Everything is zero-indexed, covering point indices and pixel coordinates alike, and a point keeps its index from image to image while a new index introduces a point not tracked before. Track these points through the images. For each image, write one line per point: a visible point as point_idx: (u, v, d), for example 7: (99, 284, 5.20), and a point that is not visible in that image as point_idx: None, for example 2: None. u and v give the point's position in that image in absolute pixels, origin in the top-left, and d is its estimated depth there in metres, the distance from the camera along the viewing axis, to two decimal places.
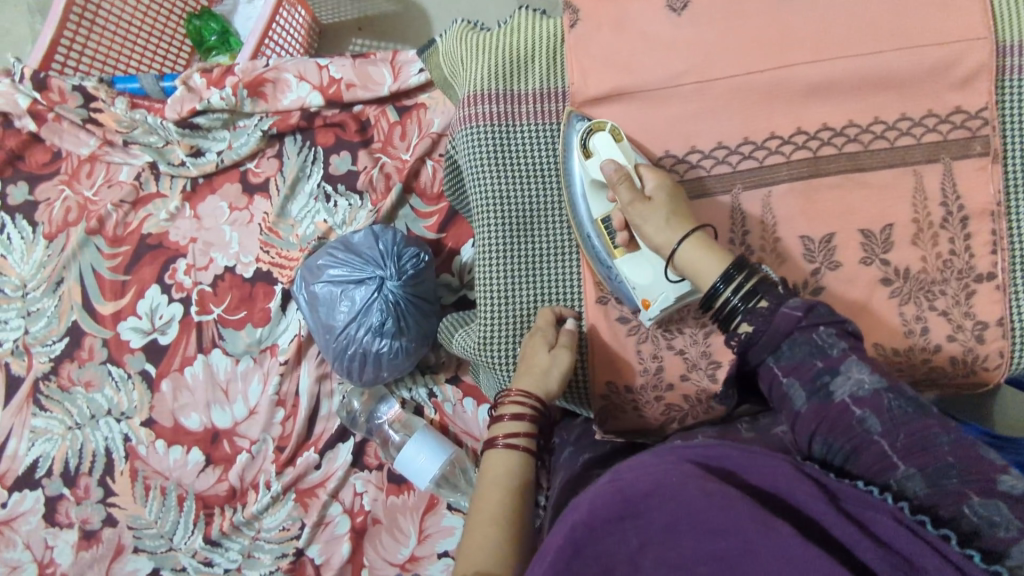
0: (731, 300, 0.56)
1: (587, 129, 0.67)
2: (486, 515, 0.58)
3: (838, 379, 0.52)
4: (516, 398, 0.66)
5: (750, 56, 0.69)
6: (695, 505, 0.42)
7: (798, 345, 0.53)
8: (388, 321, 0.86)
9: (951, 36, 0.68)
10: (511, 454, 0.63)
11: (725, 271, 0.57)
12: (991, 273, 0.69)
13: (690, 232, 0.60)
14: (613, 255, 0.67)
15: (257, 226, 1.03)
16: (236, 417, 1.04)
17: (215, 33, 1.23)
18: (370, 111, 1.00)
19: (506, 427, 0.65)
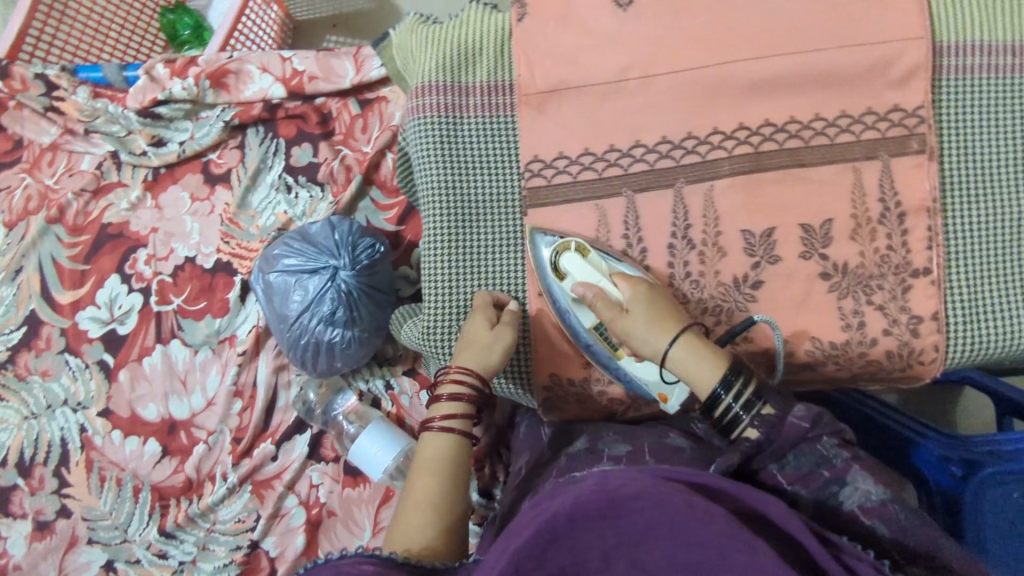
0: (731, 407, 0.61)
1: (554, 251, 0.69)
2: (420, 498, 0.62)
3: (845, 489, 0.57)
4: (454, 377, 0.68)
5: (693, 52, 0.70)
6: (680, 517, 0.47)
7: (804, 456, 0.59)
8: (340, 310, 0.86)
9: (889, 35, 0.69)
10: (444, 436, 0.66)
11: (721, 377, 0.62)
12: (928, 269, 0.70)
13: (674, 341, 0.64)
14: (616, 358, 0.69)
15: (218, 217, 1.04)
16: (194, 408, 1.04)
17: (188, 27, 1.24)
18: (332, 104, 1.01)
19: (445, 408, 0.67)
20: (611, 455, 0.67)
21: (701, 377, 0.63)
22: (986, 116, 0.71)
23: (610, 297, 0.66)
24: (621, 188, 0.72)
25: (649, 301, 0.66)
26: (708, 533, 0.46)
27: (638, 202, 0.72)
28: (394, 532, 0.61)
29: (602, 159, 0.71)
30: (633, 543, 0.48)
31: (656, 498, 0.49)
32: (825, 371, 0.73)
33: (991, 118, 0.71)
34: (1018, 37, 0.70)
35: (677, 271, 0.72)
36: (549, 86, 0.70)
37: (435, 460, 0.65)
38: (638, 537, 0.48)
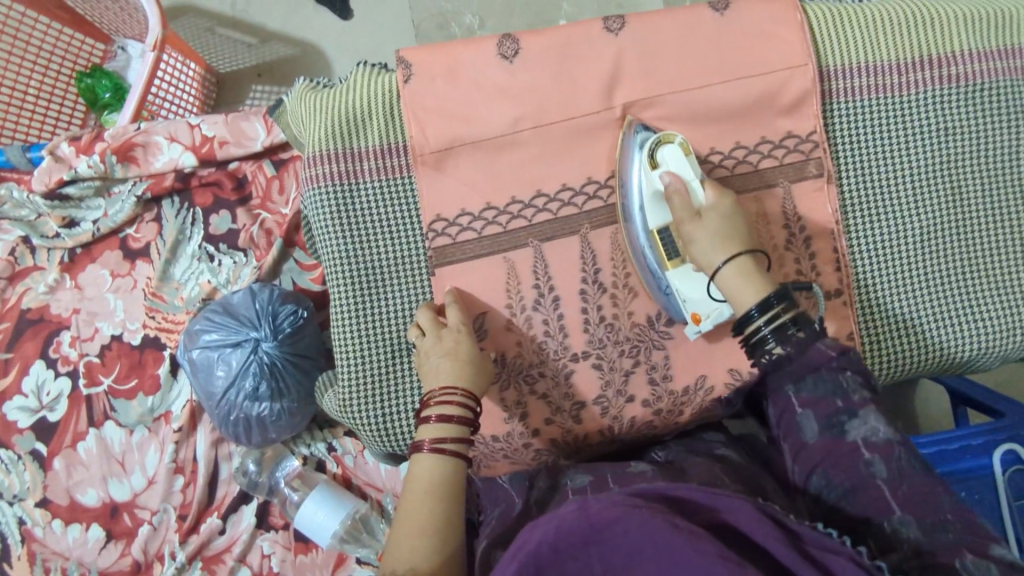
0: (762, 329, 0.60)
1: (656, 139, 0.66)
2: (418, 528, 0.59)
3: (854, 420, 0.59)
4: (441, 397, 0.63)
5: (584, 99, 0.70)
6: (659, 537, 0.43)
7: (822, 382, 0.61)
8: (262, 384, 0.85)
9: (774, 66, 0.70)
10: (440, 460, 0.62)
11: (765, 299, 0.60)
12: (839, 291, 0.71)
13: (736, 257, 0.62)
14: (665, 266, 0.66)
15: (141, 291, 1.02)
16: (135, 488, 1.00)
17: (108, 90, 1.19)
18: (246, 167, 1.00)
19: (432, 430, 0.63)
20: (575, 487, 0.63)
21: (750, 295, 0.61)
22: (878, 135, 0.72)
23: (690, 198, 0.64)
24: (527, 240, 0.71)
25: (730, 214, 0.64)
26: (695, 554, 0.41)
27: (546, 252, 0.71)
28: (389, 557, 0.58)
29: (505, 213, 0.70)
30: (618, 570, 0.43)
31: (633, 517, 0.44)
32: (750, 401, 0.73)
33: (884, 136, 0.72)
34: (901, 56, 0.71)
35: (591, 317, 0.71)
36: (443, 143, 0.69)
37: (429, 486, 0.61)
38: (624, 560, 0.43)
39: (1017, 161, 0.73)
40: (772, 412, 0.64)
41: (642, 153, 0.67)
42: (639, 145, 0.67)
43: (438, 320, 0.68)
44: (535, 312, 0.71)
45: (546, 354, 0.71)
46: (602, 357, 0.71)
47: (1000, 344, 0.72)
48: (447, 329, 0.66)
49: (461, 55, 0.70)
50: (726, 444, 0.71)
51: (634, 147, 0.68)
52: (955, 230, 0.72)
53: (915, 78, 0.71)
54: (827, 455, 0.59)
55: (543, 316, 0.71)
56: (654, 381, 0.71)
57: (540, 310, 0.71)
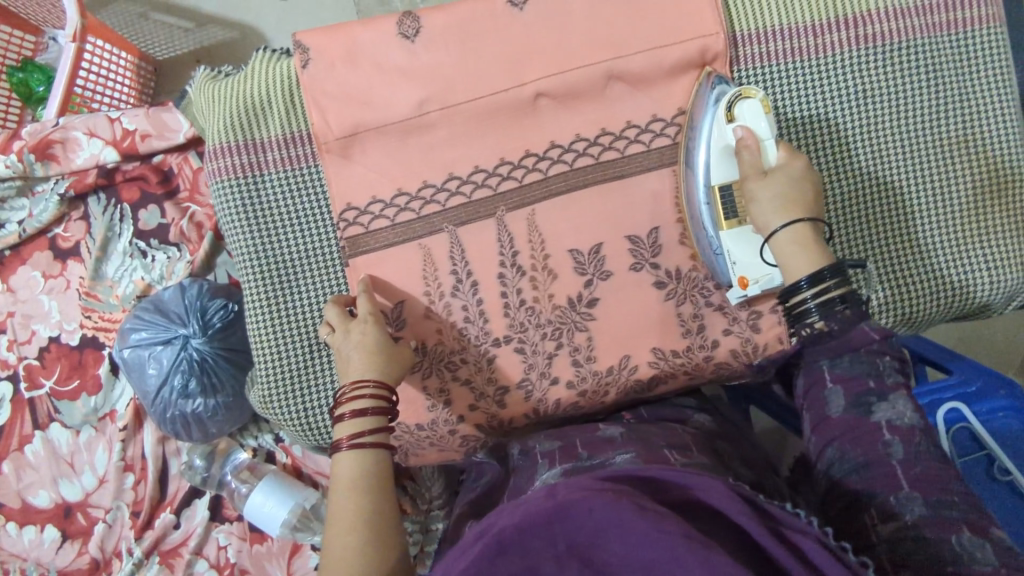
0: (807, 300, 0.60)
1: (736, 93, 0.64)
2: (336, 528, 0.56)
3: (882, 403, 0.57)
4: (352, 393, 0.61)
5: (492, 77, 0.68)
6: (625, 517, 0.40)
7: (859, 362, 0.59)
8: (192, 381, 0.84)
9: (685, 34, 0.68)
10: (356, 455, 0.60)
11: (818, 271, 0.60)
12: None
13: (795, 223, 0.62)
14: (720, 226, 0.66)
15: (75, 291, 1.00)
16: (87, 488, 1.00)
17: (42, 83, 1.16)
18: (172, 160, 0.97)
19: (348, 428, 0.61)
20: (543, 452, 0.63)
21: (803, 263, 0.61)
22: (796, 100, 0.71)
23: (761, 156, 0.63)
24: (442, 225, 0.69)
25: (802, 178, 0.63)
26: (658, 533, 0.39)
27: (462, 235, 0.69)
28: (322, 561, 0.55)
29: (418, 198, 0.68)
30: (583, 548, 0.41)
31: (599, 497, 0.42)
32: (677, 382, 0.73)
33: (800, 101, 0.70)
34: (816, 18, 0.70)
35: (511, 300, 0.70)
36: (347, 128, 0.67)
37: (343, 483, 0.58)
38: (589, 540, 0.41)
39: (940, 119, 0.71)
40: (800, 385, 0.63)
41: (719, 107, 0.66)
42: (713, 103, 0.67)
43: (346, 313, 0.67)
44: (454, 297, 0.69)
45: (466, 339, 0.70)
46: (523, 338, 0.70)
47: (922, 307, 0.71)
48: (355, 322, 0.65)
49: (361, 36, 0.67)
50: (698, 409, 0.72)
51: (709, 96, 0.67)
52: (875, 193, 0.71)
53: (831, 40, 0.70)
54: (848, 431, 0.57)
55: (463, 301, 0.70)
56: (578, 362, 0.71)
57: (459, 296, 0.69)
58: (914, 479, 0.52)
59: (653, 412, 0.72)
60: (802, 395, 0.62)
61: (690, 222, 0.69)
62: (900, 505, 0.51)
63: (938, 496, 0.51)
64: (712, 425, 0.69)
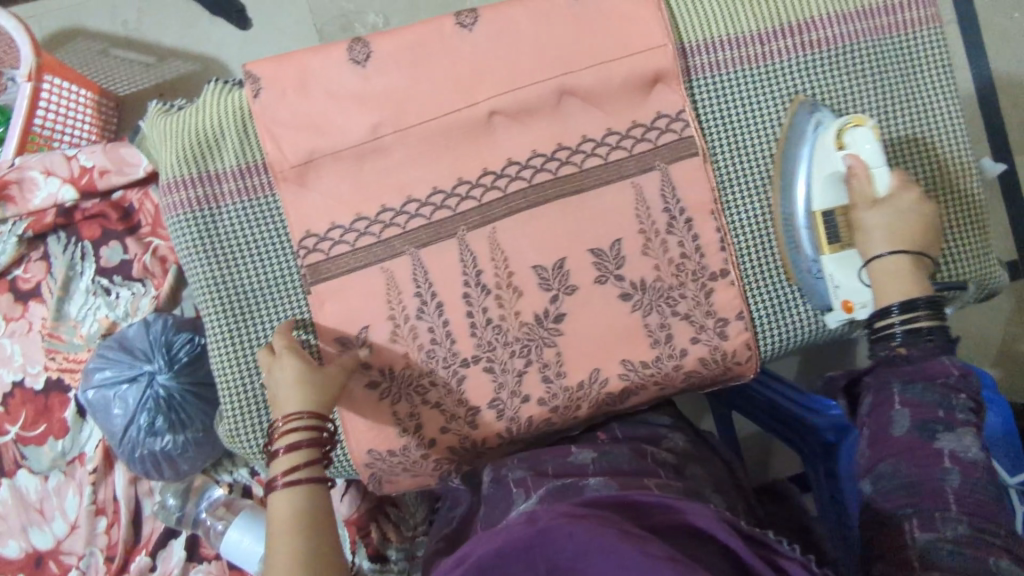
0: (894, 324, 0.62)
1: (847, 120, 0.65)
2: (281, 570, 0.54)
3: (948, 433, 0.57)
4: (284, 428, 0.61)
5: (445, 98, 0.68)
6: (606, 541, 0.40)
7: (930, 390, 0.59)
8: (159, 419, 0.82)
9: (634, 47, 0.69)
10: (294, 492, 0.59)
11: (915, 299, 0.62)
12: (725, 270, 0.70)
13: (900, 251, 0.63)
14: (821, 251, 0.68)
15: (38, 333, 0.98)
16: (57, 535, 0.97)
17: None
18: (132, 195, 0.96)
19: (283, 464, 0.61)
20: (515, 478, 0.60)
21: (896, 291, 0.63)
22: (747, 106, 0.71)
23: (869, 184, 0.64)
24: (403, 247, 0.68)
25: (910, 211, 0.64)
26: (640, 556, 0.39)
27: (424, 257, 0.68)
28: None
29: (377, 222, 0.68)
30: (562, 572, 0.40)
31: (582, 522, 0.41)
32: (648, 393, 0.72)
33: (751, 107, 0.71)
34: (760, 26, 0.71)
35: (477, 319, 0.69)
36: (301, 155, 0.67)
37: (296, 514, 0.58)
38: (569, 565, 0.40)
39: (891, 118, 0.72)
40: (866, 403, 0.62)
41: (827, 132, 0.67)
42: (813, 130, 0.68)
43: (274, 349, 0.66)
44: (420, 319, 0.69)
45: (433, 362, 0.69)
46: (491, 356, 0.69)
47: None
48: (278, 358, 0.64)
49: (312, 63, 0.67)
50: (671, 426, 0.72)
51: (805, 123, 0.69)
52: None
53: (777, 47, 0.71)
54: (906, 452, 0.58)
55: (429, 323, 0.69)
56: (548, 379, 0.70)
57: (425, 318, 0.69)
58: (964, 506, 0.54)
59: (628, 430, 0.71)
60: (864, 414, 0.62)
61: (784, 245, 0.71)
62: (943, 522, 0.53)
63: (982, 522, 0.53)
64: (686, 446, 0.68)
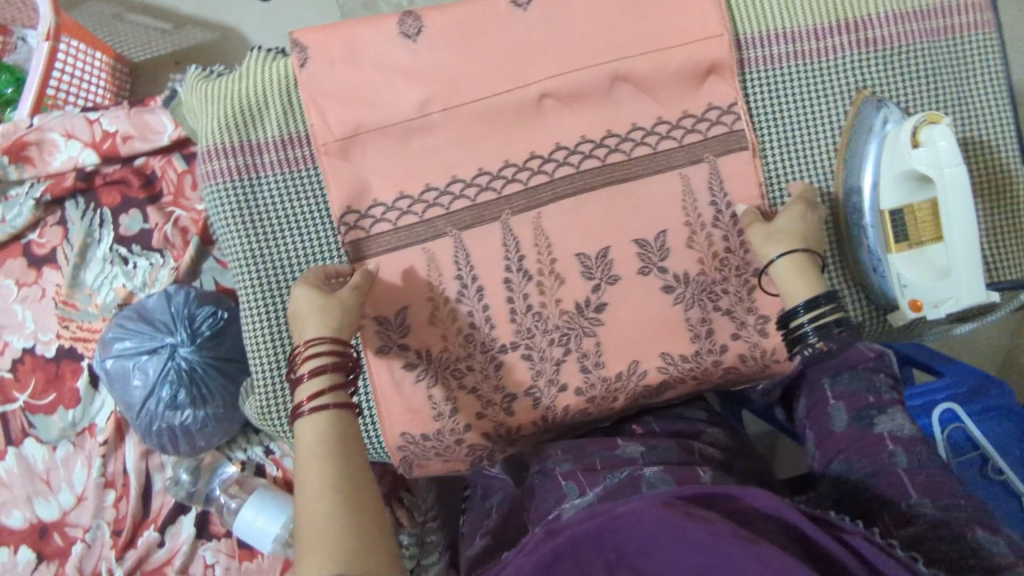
0: (804, 325, 0.63)
1: (923, 117, 0.62)
2: (313, 490, 0.51)
3: (882, 416, 0.63)
4: (305, 353, 0.59)
5: (496, 77, 0.66)
6: (674, 524, 0.41)
7: (857, 377, 0.66)
8: (181, 392, 0.80)
9: (690, 35, 0.67)
10: (319, 418, 0.56)
11: (814, 298, 0.63)
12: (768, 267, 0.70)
13: (794, 253, 0.64)
14: (888, 250, 0.66)
15: (51, 300, 0.95)
16: (64, 506, 0.95)
17: (10, 84, 1.11)
18: (155, 163, 0.94)
19: (308, 389, 0.58)
20: (562, 472, 0.64)
21: (802, 291, 0.64)
22: (801, 103, 0.70)
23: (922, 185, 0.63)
24: (446, 228, 0.67)
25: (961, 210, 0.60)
26: (711, 536, 0.39)
27: (466, 241, 0.67)
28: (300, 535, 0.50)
29: (420, 202, 0.66)
30: (634, 558, 0.42)
31: (645, 507, 0.42)
32: (683, 386, 0.72)
33: (805, 103, 0.70)
34: (815, 22, 0.70)
35: (517, 305, 0.68)
36: (345, 129, 0.65)
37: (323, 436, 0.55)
38: (638, 550, 0.42)
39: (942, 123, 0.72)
40: (804, 405, 0.68)
41: (903, 129, 0.64)
42: (881, 127, 0.67)
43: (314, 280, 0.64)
44: (460, 302, 0.67)
45: (472, 346, 0.68)
46: (530, 343, 0.68)
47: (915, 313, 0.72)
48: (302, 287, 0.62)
49: (361, 35, 0.65)
50: (707, 422, 0.73)
51: (872, 119, 0.68)
52: None
53: (829, 44, 0.70)
54: (852, 444, 0.62)
55: (469, 307, 0.68)
56: (586, 368, 0.69)
57: (465, 301, 0.67)
58: (921, 487, 0.56)
59: (664, 425, 0.72)
60: (805, 417, 0.68)
61: (848, 242, 0.71)
62: (912, 509, 0.54)
63: (947, 501, 0.54)
64: (727, 442, 0.71)
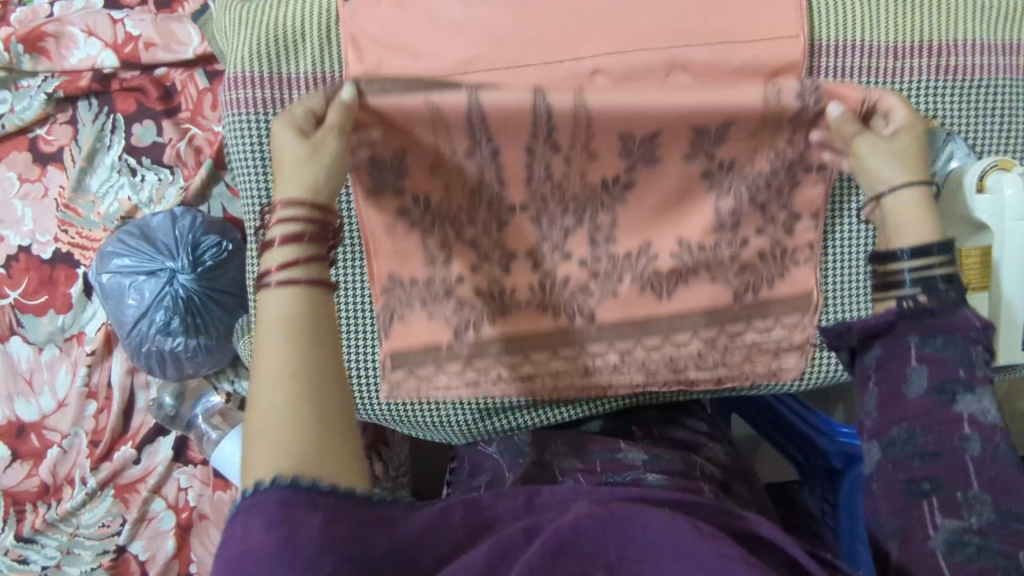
0: (904, 271, 0.51)
1: (994, 162, 0.62)
2: (268, 374, 0.40)
3: (968, 395, 0.49)
4: (282, 214, 0.46)
5: (550, 44, 0.62)
6: (683, 538, 0.39)
7: (953, 343, 0.50)
8: (175, 319, 0.78)
9: (762, 32, 0.63)
10: (291, 292, 0.42)
11: (926, 244, 0.51)
12: (824, 165, 0.61)
13: (912, 184, 0.53)
14: None
15: (53, 201, 0.92)
16: (44, 409, 0.94)
17: None
18: (176, 75, 0.90)
19: (279, 256, 0.44)
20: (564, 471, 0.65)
21: (910, 234, 0.52)
22: None
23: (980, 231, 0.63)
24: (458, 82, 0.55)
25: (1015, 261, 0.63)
26: (717, 555, 0.38)
27: (485, 103, 0.56)
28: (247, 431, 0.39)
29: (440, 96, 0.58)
30: (632, 563, 0.39)
31: (656, 515, 0.41)
32: (700, 284, 0.65)
33: None
34: (895, 39, 0.65)
35: (536, 173, 0.60)
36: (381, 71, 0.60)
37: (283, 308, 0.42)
38: (637, 555, 0.40)
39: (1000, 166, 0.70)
40: (873, 355, 0.52)
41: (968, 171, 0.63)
42: (944, 163, 0.65)
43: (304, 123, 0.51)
44: (468, 159, 0.59)
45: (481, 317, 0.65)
46: (546, 236, 0.64)
47: None
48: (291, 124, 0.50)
49: None
50: (706, 434, 0.74)
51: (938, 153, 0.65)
52: None
53: (907, 65, 0.66)
54: (925, 416, 0.49)
55: (478, 164, 0.60)
56: (595, 243, 0.64)
57: (474, 158, 0.59)
58: (984, 481, 0.48)
59: (665, 432, 0.72)
60: (873, 368, 0.52)
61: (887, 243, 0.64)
62: (965, 504, 0.47)
63: (1009, 506, 0.47)
64: (724, 460, 0.71)
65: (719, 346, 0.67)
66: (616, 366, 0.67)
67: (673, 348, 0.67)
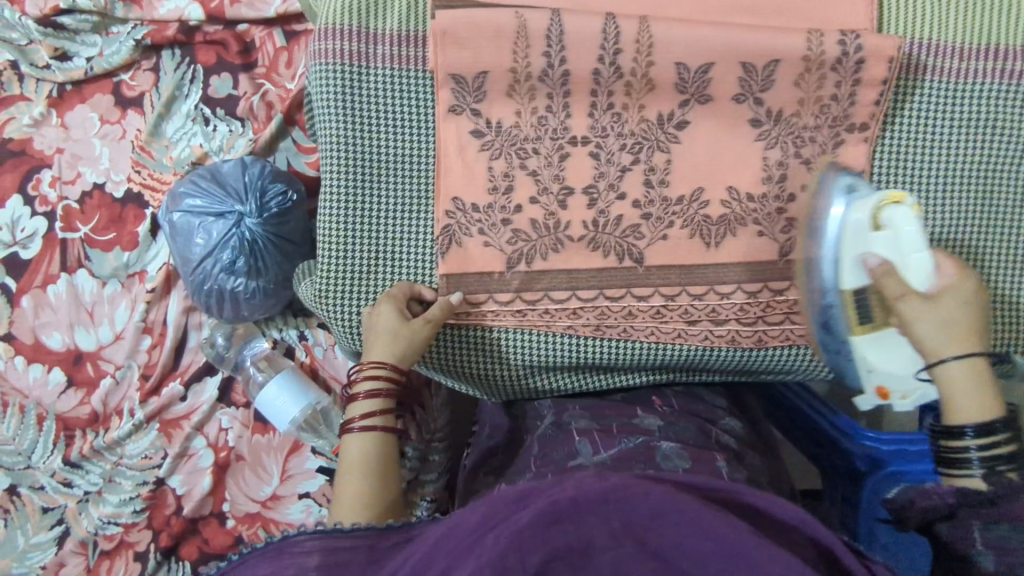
0: (968, 447, 0.53)
1: (884, 198, 0.59)
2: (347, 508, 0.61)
3: None
4: (368, 372, 0.64)
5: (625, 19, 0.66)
6: (689, 509, 0.42)
7: None
8: (240, 259, 0.83)
9: (828, 23, 0.66)
10: (368, 436, 0.64)
11: (988, 422, 0.53)
12: (865, 124, 0.66)
13: (971, 357, 0.55)
14: (852, 331, 0.62)
15: (129, 142, 0.98)
16: (102, 341, 0.99)
17: None
18: (256, 32, 0.95)
19: (361, 408, 0.65)
20: (580, 429, 0.69)
21: (967, 410, 0.54)
22: (936, 122, 0.68)
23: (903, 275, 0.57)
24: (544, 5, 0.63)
25: (969, 302, 0.56)
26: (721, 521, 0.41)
27: (566, 24, 0.63)
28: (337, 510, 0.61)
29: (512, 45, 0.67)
30: (635, 529, 0.42)
31: (657, 486, 0.43)
32: (746, 235, 0.68)
33: (938, 123, 0.68)
34: (966, 39, 0.67)
35: (600, 101, 0.65)
36: (463, 26, 0.62)
37: (375, 504, 0.61)
38: (641, 523, 0.42)
39: None
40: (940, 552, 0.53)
41: (863, 207, 0.60)
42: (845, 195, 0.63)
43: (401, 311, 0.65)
44: (543, 80, 0.64)
45: (536, 278, 0.68)
46: (607, 185, 0.67)
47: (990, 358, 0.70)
48: (390, 299, 0.66)
49: None
50: (726, 410, 0.75)
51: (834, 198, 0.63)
52: (976, 229, 0.69)
53: (977, 66, 0.67)
54: None
55: (549, 89, 0.65)
56: (650, 183, 0.67)
57: (548, 80, 0.64)
58: None
59: (685, 403, 0.73)
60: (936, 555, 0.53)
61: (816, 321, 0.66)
62: None
63: None
64: (740, 431, 0.74)
65: (763, 301, 0.68)
66: (660, 311, 0.68)
67: (717, 299, 0.68)
